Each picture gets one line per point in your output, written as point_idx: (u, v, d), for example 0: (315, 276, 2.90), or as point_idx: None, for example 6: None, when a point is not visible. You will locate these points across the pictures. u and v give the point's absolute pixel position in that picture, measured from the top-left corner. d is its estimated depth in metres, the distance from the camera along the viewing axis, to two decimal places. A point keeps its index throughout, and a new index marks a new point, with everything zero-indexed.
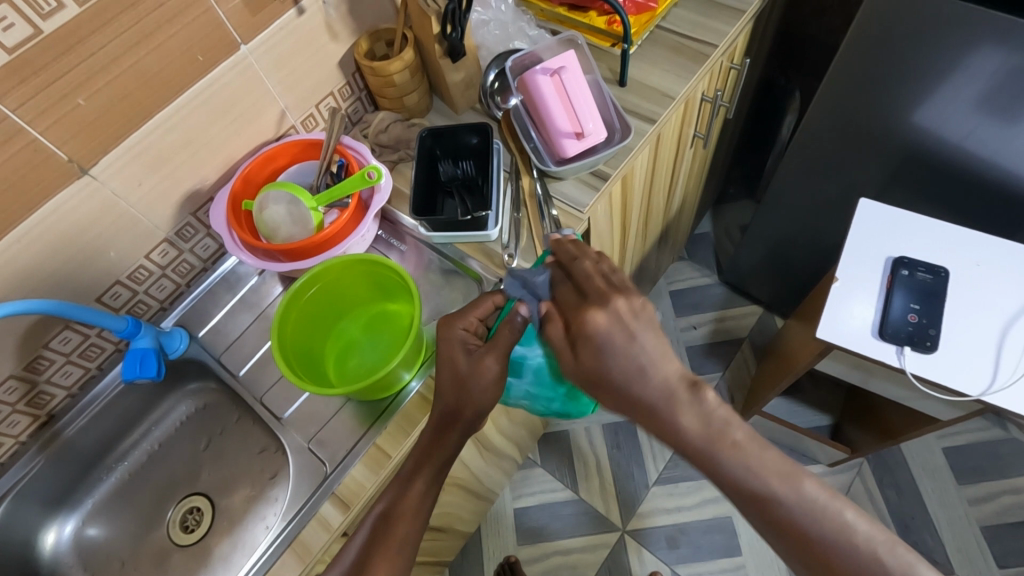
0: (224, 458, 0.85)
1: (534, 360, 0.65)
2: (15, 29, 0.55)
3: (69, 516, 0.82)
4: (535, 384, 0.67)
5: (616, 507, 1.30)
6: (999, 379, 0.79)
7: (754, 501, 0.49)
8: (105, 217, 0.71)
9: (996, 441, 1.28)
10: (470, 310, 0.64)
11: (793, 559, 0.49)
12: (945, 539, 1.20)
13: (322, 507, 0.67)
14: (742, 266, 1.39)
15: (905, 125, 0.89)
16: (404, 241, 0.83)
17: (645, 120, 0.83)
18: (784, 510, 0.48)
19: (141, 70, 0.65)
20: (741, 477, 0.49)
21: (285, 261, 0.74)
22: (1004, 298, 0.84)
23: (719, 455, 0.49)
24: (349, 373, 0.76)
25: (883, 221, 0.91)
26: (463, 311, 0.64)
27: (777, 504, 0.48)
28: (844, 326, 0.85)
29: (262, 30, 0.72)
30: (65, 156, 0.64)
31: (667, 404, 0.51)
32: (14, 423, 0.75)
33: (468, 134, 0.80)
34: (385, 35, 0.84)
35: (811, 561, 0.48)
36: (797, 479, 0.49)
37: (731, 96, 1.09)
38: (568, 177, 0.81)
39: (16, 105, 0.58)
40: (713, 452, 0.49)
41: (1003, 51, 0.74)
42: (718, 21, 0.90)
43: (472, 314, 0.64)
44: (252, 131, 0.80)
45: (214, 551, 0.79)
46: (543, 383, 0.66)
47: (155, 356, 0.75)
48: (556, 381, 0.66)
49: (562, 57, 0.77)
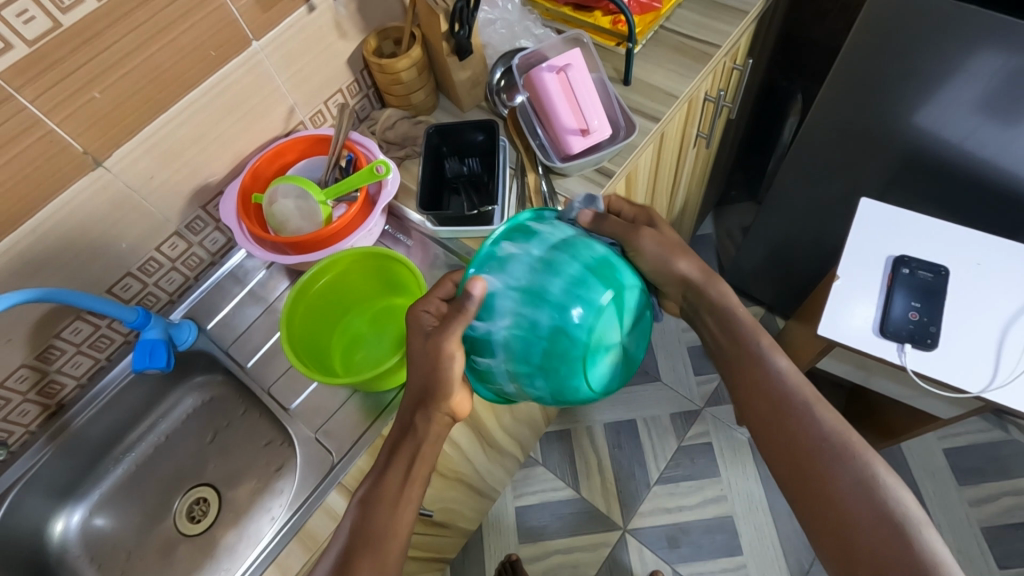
0: (230, 450, 0.86)
1: (499, 335, 0.53)
2: (34, 22, 0.56)
3: (76, 507, 0.83)
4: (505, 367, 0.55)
5: (618, 506, 1.30)
6: (998, 377, 0.79)
7: (781, 410, 0.60)
8: (117, 209, 0.72)
9: (996, 443, 1.28)
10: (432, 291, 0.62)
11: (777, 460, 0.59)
12: (946, 541, 1.20)
13: (328, 497, 0.69)
14: (743, 267, 1.40)
15: (906, 126, 0.90)
16: (410, 235, 0.84)
17: (650, 118, 0.84)
18: (803, 420, 0.58)
19: (155, 65, 0.67)
20: (775, 385, 0.61)
21: (293, 255, 0.75)
22: (1003, 297, 0.84)
23: (764, 353, 0.62)
24: (356, 366, 0.77)
25: (884, 220, 0.92)
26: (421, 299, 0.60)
27: (791, 416, 0.59)
28: (845, 324, 0.86)
29: (273, 26, 0.74)
30: (79, 148, 0.65)
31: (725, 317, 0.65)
32: (24, 413, 0.76)
33: (474, 132, 0.81)
34: (392, 34, 0.85)
35: (791, 452, 0.58)
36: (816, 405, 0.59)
37: (733, 97, 1.10)
38: (573, 174, 0.82)
39: (33, 97, 0.60)
40: (764, 353, 0.63)
41: (1002, 53, 0.75)
42: (721, 22, 0.92)
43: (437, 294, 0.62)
44: (262, 126, 0.81)
45: (220, 543, 0.80)
46: (514, 365, 0.53)
47: (164, 347, 0.76)
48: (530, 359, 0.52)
49: (568, 55, 0.78)
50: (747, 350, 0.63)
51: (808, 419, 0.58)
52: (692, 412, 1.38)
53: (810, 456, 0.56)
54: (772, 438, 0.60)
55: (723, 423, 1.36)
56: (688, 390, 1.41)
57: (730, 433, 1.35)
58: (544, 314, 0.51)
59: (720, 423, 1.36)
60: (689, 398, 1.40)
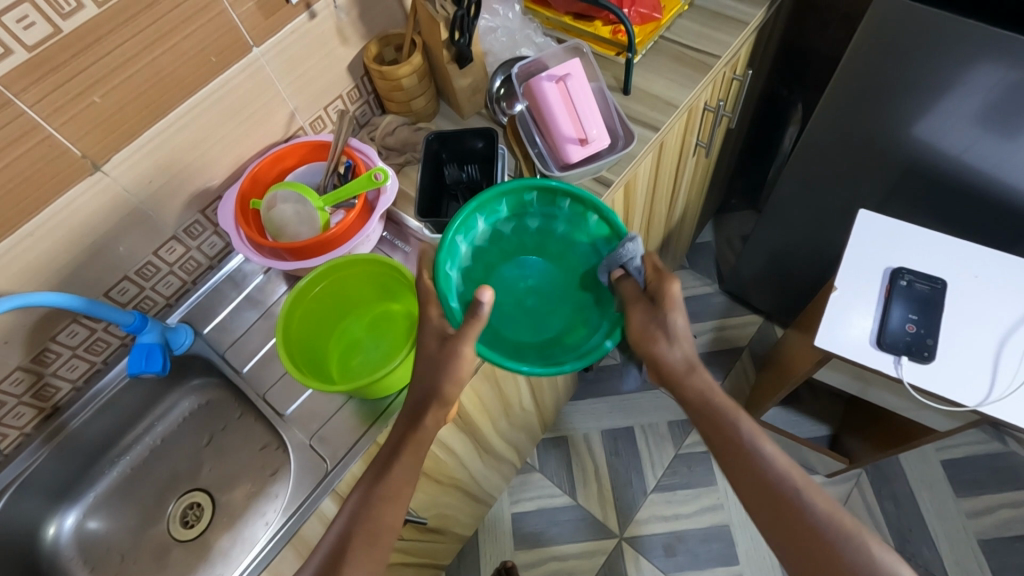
0: (225, 454, 0.86)
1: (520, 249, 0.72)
2: (35, 28, 0.57)
3: (70, 510, 0.83)
4: (537, 346, 0.68)
5: (614, 514, 1.30)
6: (995, 390, 0.79)
7: (773, 503, 0.57)
8: (115, 213, 0.72)
9: (994, 455, 1.28)
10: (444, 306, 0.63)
11: (789, 553, 0.57)
12: (943, 552, 1.20)
13: (322, 503, 0.69)
14: (742, 275, 1.40)
15: (906, 138, 0.90)
16: (409, 242, 0.83)
17: (649, 127, 0.84)
18: (796, 506, 0.57)
19: (156, 70, 0.67)
20: (773, 486, 0.58)
21: (291, 260, 0.75)
22: (1000, 311, 0.84)
23: (756, 446, 0.59)
24: (353, 372, 0.77)
25: (883, 232, 0.92)
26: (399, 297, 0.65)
27: (781, 507, 0.57)
28: (843, 335, 0.86)
29: (275, 32, 0.74)
30: (79, 152, 0.65)
31: (752, 434, 0.60)
32: (19, 415, 0.76)
33: (474, 139, 0.81)
34: (394, 40, 0.86)
35: (801, 559, 0.56)
36: (807, 493, 0.57)
37: (733, 107, 1.10)
38: (572, 183, 0.82)
39: (33, 102, 0.60)
40: (754, 445, 0.59)
41: (1002, 66, 0.75)
42: (721, 32, 0.92)
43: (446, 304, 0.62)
44: (262, 132, 0.81)
45: (214, 547, 0.80)
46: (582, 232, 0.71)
47: (160, 351, 0.76)
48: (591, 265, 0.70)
49: (567, 65, 0.79)
50: (732, 443, 0.60)
51: (799, 508, 0.56)
52: (690, 420, 1.38)
53: (814, 549, 0.55)
54: (772, 532, 0.58)
55: None
56: None
57: None
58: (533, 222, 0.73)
59: None
60: None
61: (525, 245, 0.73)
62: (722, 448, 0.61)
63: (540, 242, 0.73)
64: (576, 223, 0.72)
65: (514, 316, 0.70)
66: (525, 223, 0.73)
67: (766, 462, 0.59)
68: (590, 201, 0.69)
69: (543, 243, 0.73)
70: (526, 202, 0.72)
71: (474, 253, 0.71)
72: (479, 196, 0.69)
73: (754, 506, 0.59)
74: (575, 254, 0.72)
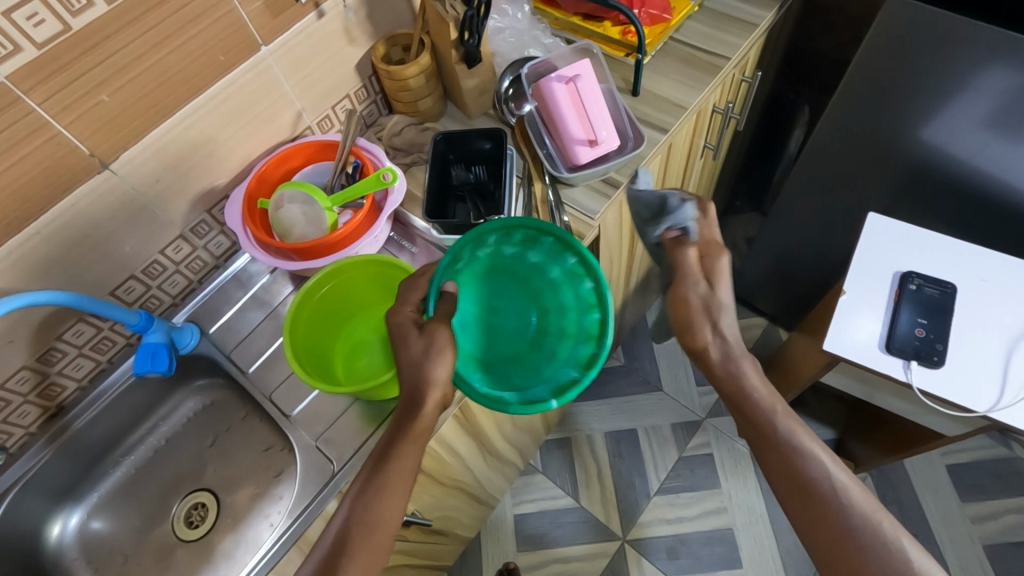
0: (230, 454, 0.85)
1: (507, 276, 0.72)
2: (44, 26, 0.56)
3: (73, 510, 0.83)
4: (481, 364, 0.68)
5: (617, 517, 1.29)
6: (1004, 396, 0.79)
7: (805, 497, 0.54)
8: (122, 212, 0.71)
9: (1000, 460, 1.27)
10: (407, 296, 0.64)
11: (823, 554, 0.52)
12: (948, 558, 1.19)
13: (328, 505, 0.69)
14: (747, 278, 1.39)
15: (915, 141, 0.90)
16: (415, 243, 0.83)
17: (657, 129, 0.84)
18: (831, 500, 0.53)
19: (164, 69, 0.66)
20: (811, 481, 0.54)
21: (298, 260, 0.75)
22: (1009, 316, 0.84)
23: (798, 443, 0.57)
24: (358, 373, 0.77)
25: (891, 235, 0.92)
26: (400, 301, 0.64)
27: (817, 505, 0.53)
28: (851, 339, 0.85)
29: (284, 31, 0.73)
30: (86, 151, 0.65)
31: (795, 432, 0.58)
32: (23, 415, 0.76)
33: (481, 139, 0.80)
34: (401, 41, 0.85)
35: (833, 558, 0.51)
36: (842, 489, 0.53)
37: (740, 109, 1.10)
38: (580, 184, 0.82)
39: (41, 100, 0.59)
40: (795, 443, 0.57)
41: (1014, 71, 0.75)
42: (730, 34, 0.91)
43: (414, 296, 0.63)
44: (270, 131, 0.81)
45: (218, 548, 0.80)
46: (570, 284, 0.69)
47: (166, 351, 0.76)
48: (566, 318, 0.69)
49: (577, 65, 0.78)
50: (771, 439, 0.58)
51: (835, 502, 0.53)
52: (693, 422, 1.38)
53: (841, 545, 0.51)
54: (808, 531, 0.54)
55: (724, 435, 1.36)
56: (689, 401, 1.40)
57: (732, 446, 1.34)
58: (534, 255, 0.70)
59: (721, 434, 1.35)
60: (690, 408, 1.39)
61: (516, 269, 0.71)
62: (762, 442, 0.59)
63: (528, 273, 0.71)
64: (572, 280, 0.69)
65: (475, 324, 0.71)
66: (525, 255, 0.70)
67: (807, 459, 0.56)
68: (595, 269, 0.66)
69: (531, 276, 0.71)
70: (540, 241, 0.68)
71: (471, 261, 0.69)
72: (505, 220, 0.66)
73: (793, 503, 0.55)
74: (561, 299, 0.70)
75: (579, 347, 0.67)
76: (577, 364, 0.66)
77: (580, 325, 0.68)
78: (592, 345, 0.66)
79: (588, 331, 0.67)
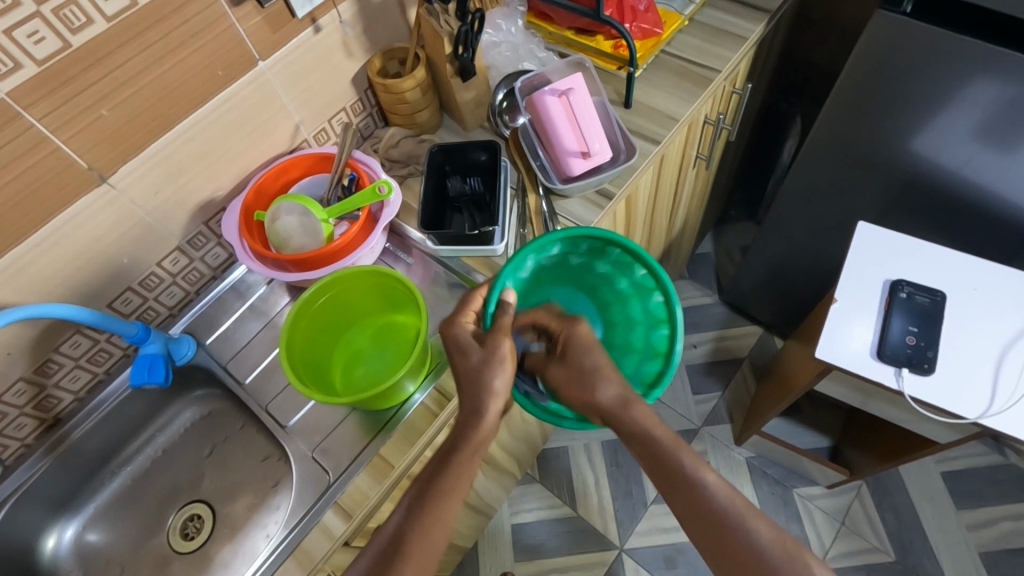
0: (227, 464, 0.86)
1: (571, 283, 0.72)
2: (45, 43, 0.57)
3: (69, 521, 0.83)
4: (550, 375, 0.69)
5: (615, 526, 1.29)
6: (996, 403, 0.79)
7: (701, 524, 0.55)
8: (120, 224, 0.72)
9: (995, 467, 1.28)
10: (464, 304, 0.65)
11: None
12: (945, 565, 1.19)
13: (326, 515, 0.68)
14: (743, 286, 1.40)
15: (905, 151, 0.91)
16: (411, 254, 0.84)
17: (650, 141, 0.85)
18: (741, 537, 0.54)
19: (163, 84, 0.67)
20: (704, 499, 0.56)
21: (295, 272, 0.76)
22: (1000, 324, 0.85)
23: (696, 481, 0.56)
24: (355, 383, 0.77)
25: (882, 244, 0.93)
26: (457, 310, 0.65)
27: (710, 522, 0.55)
28: (844, 348, 0.86)
29: (282, 46, 0.75)
30: (85, 165, 0.66)
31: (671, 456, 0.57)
32: (21, 427, 0.76)
33: (477, 151, 0.81)
34: (398, 54, 0.86)
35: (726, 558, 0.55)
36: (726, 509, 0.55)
37: (733, 120, 1.11)
38: (574, 195, 0.83)
39: (42, 115, 0.60)
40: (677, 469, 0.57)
41: (1000, 83, 0.76)
42: (721, 47, 0.93)
43: (471, 307, 0.64)
44: (267, 144, 0.81)
45: (214, 559, 0.80)
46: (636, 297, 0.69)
47: (163, 362, 0.76)
48: (634, 329, 0.68)
49: (570, 80, 0.79)
50: (673, 471, 0.57)
51: (740, 533, 0.54)
52: (690, 431, 1.37)
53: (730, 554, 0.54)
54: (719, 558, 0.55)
55: (720, 443, 1.36)
56: (686, 409, 1.40)
57: (728, 453, 1.35)
58: (601, 265, 0.70)
59: (717, 442, 1.36)
60: (688, 416, 1.39)
61: (580, 280, 0.72)
62: (665, 483, 0.58)
63: (598, 285, 0.71)
64: (640, 293, 0.69)
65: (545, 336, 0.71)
66: (593, 266, 0.71)
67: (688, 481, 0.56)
68: (664, 281, 0.66)
69: (598, 286, 0.71)
70: (607, 249, 0.69)
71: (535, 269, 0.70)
72: (570, 229, 0.68)
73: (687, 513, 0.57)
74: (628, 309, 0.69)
75: (645, 364, 0.67)
76: (642, 381, 0.66)
77: (649, 335, 0.67)
78: (659, 359, 0.66)
79: (656, 347, 0.66)
